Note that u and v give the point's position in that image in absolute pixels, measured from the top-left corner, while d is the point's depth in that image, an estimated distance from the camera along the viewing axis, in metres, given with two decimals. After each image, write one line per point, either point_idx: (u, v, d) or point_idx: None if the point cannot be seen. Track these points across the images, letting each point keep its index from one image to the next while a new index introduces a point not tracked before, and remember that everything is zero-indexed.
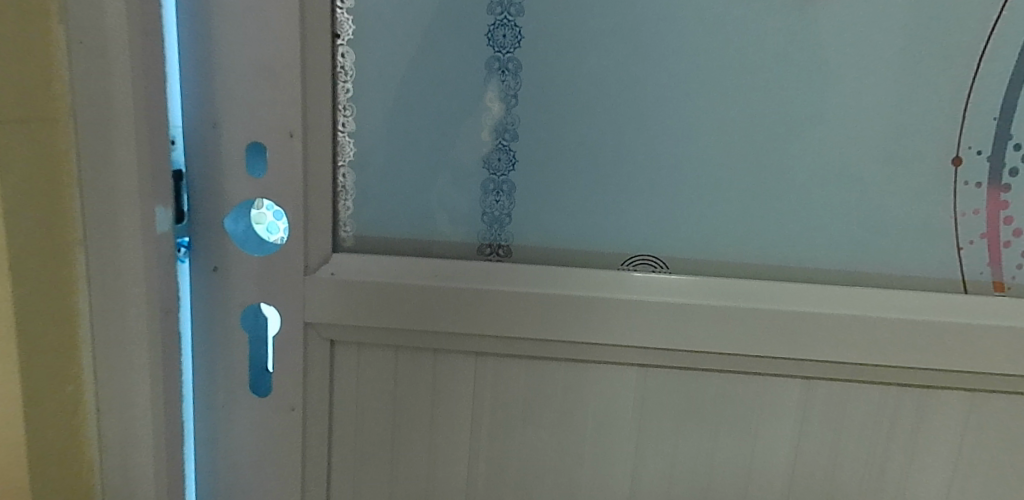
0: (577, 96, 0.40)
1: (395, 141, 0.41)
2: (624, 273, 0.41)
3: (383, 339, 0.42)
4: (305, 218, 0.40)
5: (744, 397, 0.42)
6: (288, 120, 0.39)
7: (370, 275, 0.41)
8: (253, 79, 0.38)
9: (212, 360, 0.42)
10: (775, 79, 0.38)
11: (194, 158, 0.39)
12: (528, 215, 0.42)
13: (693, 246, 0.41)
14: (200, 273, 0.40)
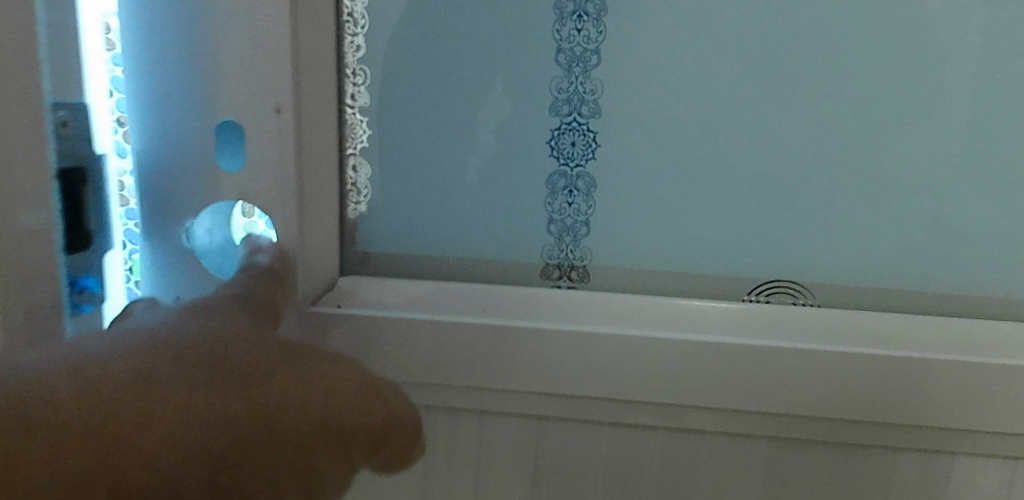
0: (687, 54, 0.28)
1: (426, 122, 0.30)
2: (750, 307, 0.30)
3: (411, 396, 0.31)
4: (298, 233, 0.29)
5: (921, 484, 0.30)
6: (274, 88, 0.26)
7: (390, 307, 0.30)
8: (219, 30, 0.26)
9: None
10: (982, 30, 0.27)
11: (140, 146, 0.27)
12: (612, 223, 0.30)
13: (841, 265, 0.30)
14: None
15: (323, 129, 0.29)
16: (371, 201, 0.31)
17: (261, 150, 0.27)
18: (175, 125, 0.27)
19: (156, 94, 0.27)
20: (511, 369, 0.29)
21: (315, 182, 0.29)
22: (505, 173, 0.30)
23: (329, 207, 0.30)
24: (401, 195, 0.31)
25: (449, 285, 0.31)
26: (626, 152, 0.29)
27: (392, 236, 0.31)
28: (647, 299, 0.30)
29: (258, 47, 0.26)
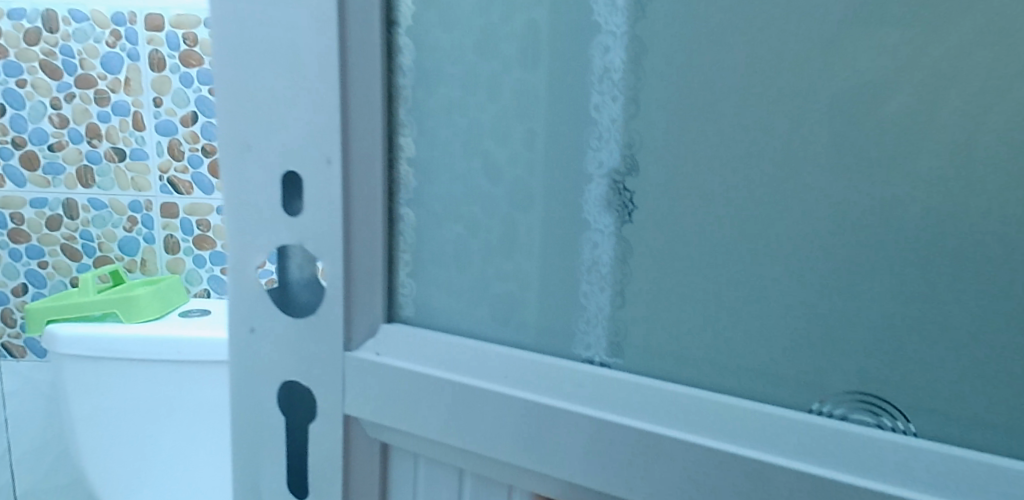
0: (739, 97, 0.23)
1: (466, 175, 0.29)
2: (815, 424, 0.22)
3: (442, 456, 0.30)
4: (346, 279, 0.30)
5: None
6: (323, 145, 0.29)
7: (418, 362, 0.30)
8: (284, 92, 0.29)
9: (249, 442, 0.34)
10: None
11: (227, 195, 0.32)
12: (652, 296, 0.26)
13: (982, 388, 0.20)
14: (236, 334, 0.34)
15: (371, 178, 0.29)
16: (416, 250, 0.31)
17: (317, 197, 0.30)
18: (251, 172, 0.31)
19: (238, 145, 0.31)
20: (524, 444, 0.27)
21: (361, 231, 0.30)
22: (542, 230, 0.28)
23: (374, 255, 0.30)
24: (446, 247, 0.30)
25: (462, 339, 0.30)
26: (669, 215, 0.25)
27: (429, 286, 0.31)
28: (662, 387, 0.25)
29: (316, 104, 0.29)
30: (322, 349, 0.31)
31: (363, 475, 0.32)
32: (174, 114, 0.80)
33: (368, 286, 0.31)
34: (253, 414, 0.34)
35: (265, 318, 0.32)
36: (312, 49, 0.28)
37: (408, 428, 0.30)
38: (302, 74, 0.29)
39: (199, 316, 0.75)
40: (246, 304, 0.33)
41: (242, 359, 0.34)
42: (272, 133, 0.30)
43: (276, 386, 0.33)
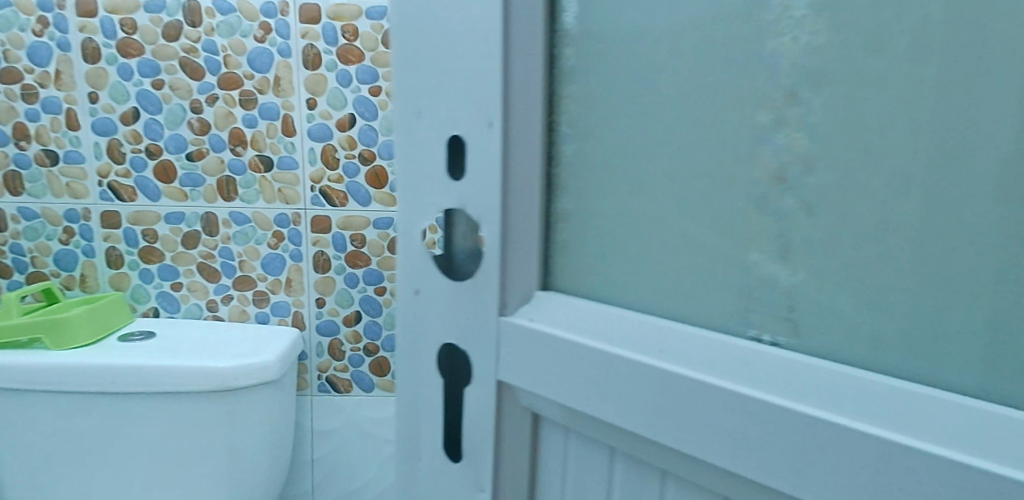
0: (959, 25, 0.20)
1: (628, 134, 0.28)
2: None
3: (594, 432, 0.29)
4: (503, 243, 0.30)
5: None
6: (486, 107, 0.29)
7: (570, 330, 0.29)
8: (452, 54, 0.30)
9: (410, 399, 0.36)
10: None
11: (402, 162, 0.34)
12: (839, 263, 0.23)
13: None
14: (403, 295, 0.35)
15: (532, 144, 0.29)
16: (576, 222, 0.30)
17: (480, 162, 0.30)
18: (422, 137, 0.33)
19: (410, 111, 0.33)
20: (681, 425, 0.25)
21: (519, 194, 0.30)
22: (711, 202, 0.26)
23: (533, 223, 0.30)
24: (603, 213, 0.30)
25: (616, 307, 0.29)
26: (862, 182, 0.22)
27: (587, 255, 0.30)
28: (850, 373, 0.22)
29: (481, 65, 0.29)
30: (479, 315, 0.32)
31: (515, 444, 0.32)
32: (112, 110, 0.64)
33: (526, 254, 0.31)
34: (418, 376, 0.35)
35: (426, 280, 0.34)
36: (478, 9, 0.29)
37: (557, 396, 0.29)
38: (468, 35, 0.29)
39: (138, 341, 0.61)
40: (412, 263, 0.34)
41: (407, 320, 0.36)
42: (440, 99, 0.31)
43: (436, 347, 0.34)
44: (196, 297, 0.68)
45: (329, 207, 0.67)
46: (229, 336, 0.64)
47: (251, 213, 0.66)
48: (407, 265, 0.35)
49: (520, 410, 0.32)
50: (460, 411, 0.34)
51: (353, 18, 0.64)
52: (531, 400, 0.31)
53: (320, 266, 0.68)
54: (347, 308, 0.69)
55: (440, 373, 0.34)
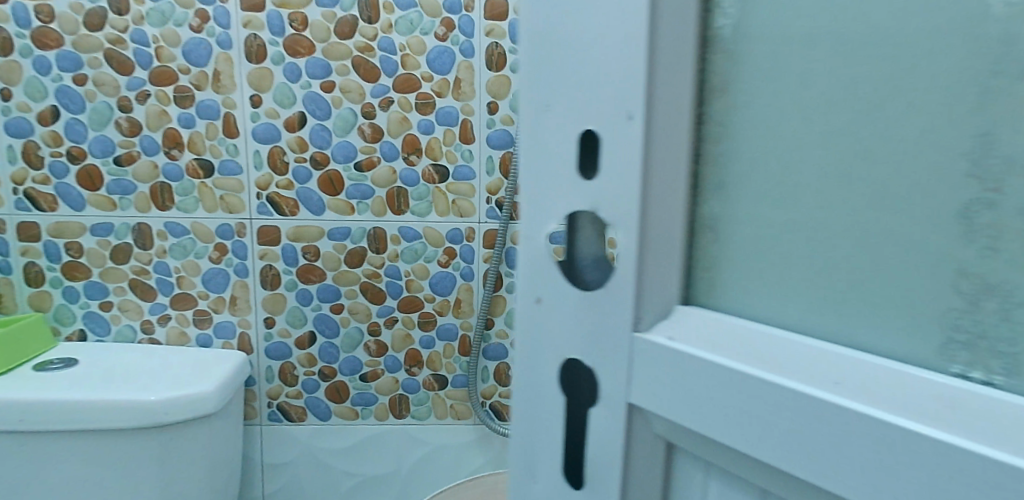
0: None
1: (766, 192, 0.42)
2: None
3: (715, 446, 0.42)
4: (639, 245, 0.42)
5: None
6: (628, 107, 0.41)
7: (691, 345, 0.42)
8: (599, 73, 0.43)
9: (545, 420, 0.50)
10: None
11: (540, 166, 0.48)
12: (929, 305, 0.36)
13: None
14: (528, 303, 0.50)
15: (667, 135, 0.41)
16: (709, 239, 0.45)
17: (614, 146, 0.42)
18: (548, 130, 0.47)
19: (545, 106, 0.47)
20: (784, 427, 0.37)
21: (652, 191, 0.42)
22: (847, 261, 0.39)
23: (667, 213, 0.43)
24: (748, 265, 0.43)
25: (728, 316, 0.43)
26: (956, 254, 0.35)
27: (670, 249, 0.43)
28: (910, 376, 0.35)
29: (621, 79, 0.41)
30: (607, 317, 0.45)
31: (643, 462, 0.45)
32: (27, 108, 1.17)
33: (658, 229, 0.43)
34: (536, 395, 0.50)
35: (548, 291, 0.49)
36: (624, 35, 0.41)
37: (669, 416, 0.43)
38: (611, 50, 0.42)
39: (61, 367, 1.15)
40: (534, 272, 0.49)
41: (534, 323, 0.50)
42: (581, 104, 0.44)
43: (558, 363, 0.48)
44: (129, 313, 1.27)
45: (273, 213, 1.27)
46: (145, 354, 1.24)
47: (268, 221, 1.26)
48: (524, 252, 0.50)
49: (652, 438, 0.45)
50: (581, 425, 0.47)
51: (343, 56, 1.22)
52: (664, 431, 0.44)
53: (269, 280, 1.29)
54: (293, 322, 1.32)
55: (563, 396, 0.48)
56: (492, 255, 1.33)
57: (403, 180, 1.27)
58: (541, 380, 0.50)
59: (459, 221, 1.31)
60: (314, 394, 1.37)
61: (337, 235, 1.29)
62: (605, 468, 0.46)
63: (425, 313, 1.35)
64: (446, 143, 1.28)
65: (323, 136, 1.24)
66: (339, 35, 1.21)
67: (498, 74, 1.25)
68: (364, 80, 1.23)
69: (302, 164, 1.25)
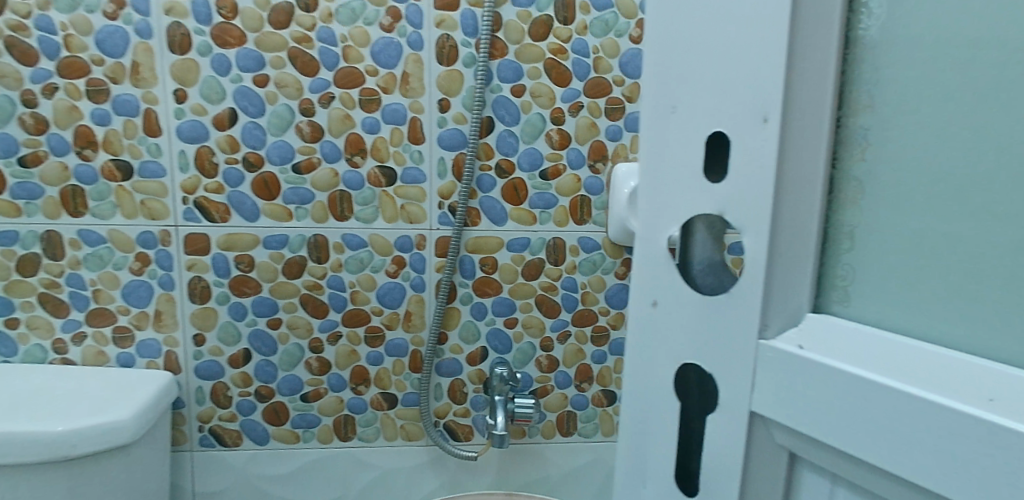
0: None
1: (881, 227, 0.61)
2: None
3: (817, 447, 0.60)
4: (768, 242, 0.60)
5: None
6: (769, 108, 0.58)
7: (803, 349, 0.60)
8: (741, 79, 0.60)
9: (689, 429, 0.70)
10: None
11: (681, 169, 0.66)
12: (980, 309, 0.55)
13: None
14: (648, 306, 0.71)
15: (797, 138, 0.59)
16: (846, 245, 0.63)
17: (752, 143, 0.60)
18: (674, 132, 0.67)
19: (670, 107, 0.67)
20: (872, 417, 0.55)
21: (787, 191, 0.60)
22: (926, 282, 0.58)
23: (800, 210, 0.61)
24: (866, 285, 0.62)
25: (845, 322, 0.61)
26: (997, 276, 0.54)
27: (805, 254, 0.62)
28: (954, 362, 0.53)
29: (761, 80, 0.59)
30: (725, 310, 0.64)
31: (763, 468, 0.65)
32: None
33: (787, 222, 0.60)
34: (655, 403, 0.72)
35: (665, 293, 0.69)
36: (765, 51, 0.58)
37: (787, 425, 0.61)
38: (753, 55, 0.59)
39: None
40: (653, 267, 0.70)
41: (651, 323, 0.71)
42: (715, 113, 0.63)
43: (674, 368, 0.69)
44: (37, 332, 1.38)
45: (202, 217, 1.38)
46: (55, 372, 1.36)
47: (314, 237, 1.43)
48: (643, 251, 0.71)
49: (776, 447, 0.64)
50: (697, 431, 0.69)
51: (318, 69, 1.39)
52: (784, 438, 0.63)
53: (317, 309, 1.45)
54: (225, 340, 1.43)
55: (680, 405, 0.70)
56: (444, 264, 1.49)
57: (344, 182, 1.42)
58: (665, 375, 0.71)
59: (408, 228, 1.47)
60: (251, 416, 1.47)
61: (271, 243, 1.41)
62: (726, 468, 0.66)
63: (373, 327, 1.48)
64: (393, 143, 1.44)
65: (257, 136, 1.39)
66: (274, 26, 1.36)
67: (449, 68, 1.43)
68: (301, 73, 1.39)
69: (233, 165, 1.38)
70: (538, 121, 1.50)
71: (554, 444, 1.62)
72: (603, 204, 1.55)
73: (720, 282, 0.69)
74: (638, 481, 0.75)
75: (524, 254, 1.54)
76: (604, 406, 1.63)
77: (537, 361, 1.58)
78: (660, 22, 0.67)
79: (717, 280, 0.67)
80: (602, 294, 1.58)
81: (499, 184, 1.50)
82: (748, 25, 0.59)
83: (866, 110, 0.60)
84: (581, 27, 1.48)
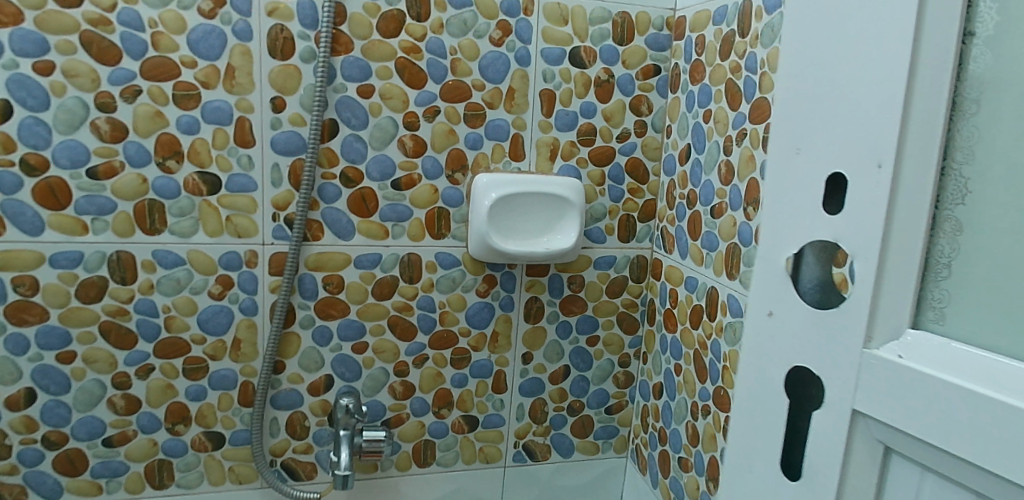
0: None
1: (993, 235, 0.50)
2: None
3: (919, 446, 0.51)
4: (879, 277, 0.53)
5: None
6: (880, 152, 0.51)
7: (897, 364, 0.51)
8: (859, 114, 0.54)
9: (798, 420, 0.62)
10: None
11: (803, 191, 0.61)
12: None
13: None
14: (762, 316, 0.67)
15: (919, 171, 0.50)
16: (957, 259, 0.52)
17: (865, 188, 0.53)
18: (796, 169, 0.62)
19: (793, 148, 0.62)
20: (945, 426, 0.47)
21: (898, 227, 0.52)
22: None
23: (907, 250, 0.52)
24: (972, 304, 0.51)
25: (950, 341, 0.50)
26: None
27: (905, 287, 0.53)
28: None
29: (877, 113, 0.52)
30: (832, 334, 0.57)
31: (861, 460, 0.56)
32: None
33: (898, 257, 0.52)
34: (767, 397, 0.66)
35: (779, 307, 0.64)
36: (881, 80, 0.51)
37: (882, 418, 0.53)
38: (871, 85, 0.52)
39: None
40: (769, 291, 0.65)
41: (763, 334, 0.66)
42: (834, 154, 0.57)
43: (784, 371, 0.63)
44: None
45: None
46: None
47: (117, 253, 1.24)
48: (760, 268, 0.67)
49: (872, 441, 0.55)
50: (802, 430, 0.62)
51: (116, 55, 1.18)
52: (882, 437, 0.54)
53: (122, 339, 1.28)
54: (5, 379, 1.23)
55: (790, 404, 0.63)
56: (279, 284, 1.33)
57: (153, 190, 1.24)
58: (771, 377, 0.65)
59: (236, 243, 1.30)
60: (38, 467, 1.28)
61: (60, 261, 1.21)
62: (820, 463, 0.59)
63: (193, 358, 1.32)
64: (215, 146, 1.26)
65: (39, 134, 1.17)
66: (62, 4, 1.14)
67: (283, 63, 1.26)
68: (97, 62, 1.17)
69: (7, 168, 1.16)
70: (390, 126, 1.35)
71: (409, 476, 1.51)
72: (463, 216, 1.43)
73: (828, 298, 0.58)
74: (746, 463, 0.69)
75: (375, 271, 1.40)
76: (464, 432, 1.53)
77: (391, 388, 1.45)
78: (791, 62, 0.63)
79: (825, 298, 0.58)
80: (463, 314, 1.47)
81: (345, 194, 1.35)
82: (871, 61, 0.52)
83: (982, 98, 0.50)
84: (436, 26, 1.35)
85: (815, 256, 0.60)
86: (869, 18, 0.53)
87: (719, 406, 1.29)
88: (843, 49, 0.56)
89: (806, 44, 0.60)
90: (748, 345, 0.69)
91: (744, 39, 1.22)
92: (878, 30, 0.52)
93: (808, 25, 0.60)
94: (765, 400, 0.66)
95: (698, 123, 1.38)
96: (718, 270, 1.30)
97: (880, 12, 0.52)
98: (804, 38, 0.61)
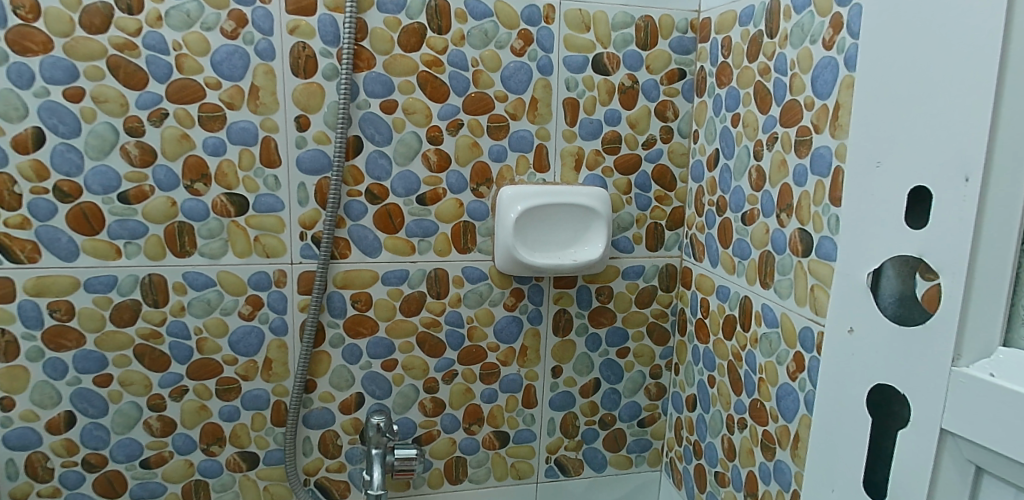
0: None
1: None
2: None
3: (1009, 463, 0.52)
4: (965, 290, 0.54)
5: None
6: (967, 170, 0.53)
7: (986, 378, 0.53)
8: (942, 131, 0.55)
9: (879, 442, 0.64)
10: None
11: (882, 209, 0.63)
12: None
13: None
14: (841, 332, 0.69)
15: (1010, 185, 0.51)
16: None
17: (952, 201, 0.54)
18: (877, 185, 0.63)
19: (875, 163, 0.63)
20: None
21: (986, 240, 0.53)
22: None
23: (997, 260, 0.53)
24: None
25: None
26: None
27: (996, 298, 0.54)
28: None
29: (964, 131, 0.53)
30: (920, 347, 0.59)
31: (951, 480, 0.58)
32: None
33: (987, 270, 0.53)
34: (850, 413, 0.69)
35: (860, 322, 0.67)
36: (968, 95, 0.52)
37: (973, 439, 0.54)
38: (957, 102, 0.53)
39: None
40: (850, 306, 0.68)
41: (845, 347, 0.69)
42: (916, 168, 0.58)
43: (868, 386, 0.65)
44: None
45: (7, 262, 1.18)
46: None
47: (150, 275, 1.25)
48: (840, 283, 0.70)
49: (962, 461, 0.56)
50: (886, 448, 0.63)
51: (143, 81, 1.19)
52: (973, 456, 0.56)
53: (158, 364, 1.29)
54: (42, 404, 1.24)
55: (873, 422, 0.65)
56: (308, 303, 1.33)
57: (182, 213, 1.24)
58: (851, 392, 0.68)
59: (264, 263, 1.30)
60: (78, 489, 1.29)
61: (95, 286, 1.23)
62: (909, 480, 0.61)
63: (225, 378, 1.32)
64: (242, 168, 1.26)
65: (72, 160, 1.18)
66: (88, 30, 1.15)
67: (307, 82, 1.26)
68: (125, 87, 1.19)
69: (42, 196, 1.18)
70: (414, 140, 1.35)
71: (441, 494, 1.50)
72: (489, 230, 1.42)
73: (909, 315, 0.60)
74: (827, 485, 0.73)
75: (402, 288, 1.39)
76: (496, 448, 1.51)
77: (421, 404, 1.44)
78: (870, 78, 0.64)
79: (906, 314, 0.60)
80: (491, 328, 1.46)
81: (370, 211, 1.34)
82: (958, 76, 0.53)
83: None
84: (457, 38, 1.34)
85: (891, 273, 0.62)
86: (954, 34, 0.53)
87: (756, 420, 1.25)
88: (924, 66, 0.57)
89: (885, 61, 0.61)
90: (827, 359, 0.72)
91: (773, 40, 1.19)
92: (966, 45, 0.52)
93: (886, 44, 0.61)
94: (846, 416, 0.69)
95: (725, 127, 1.35)
96: (751, 279, 1.26)
97: (966, 31, 0.52)
98: (885, 52, 0.61)
